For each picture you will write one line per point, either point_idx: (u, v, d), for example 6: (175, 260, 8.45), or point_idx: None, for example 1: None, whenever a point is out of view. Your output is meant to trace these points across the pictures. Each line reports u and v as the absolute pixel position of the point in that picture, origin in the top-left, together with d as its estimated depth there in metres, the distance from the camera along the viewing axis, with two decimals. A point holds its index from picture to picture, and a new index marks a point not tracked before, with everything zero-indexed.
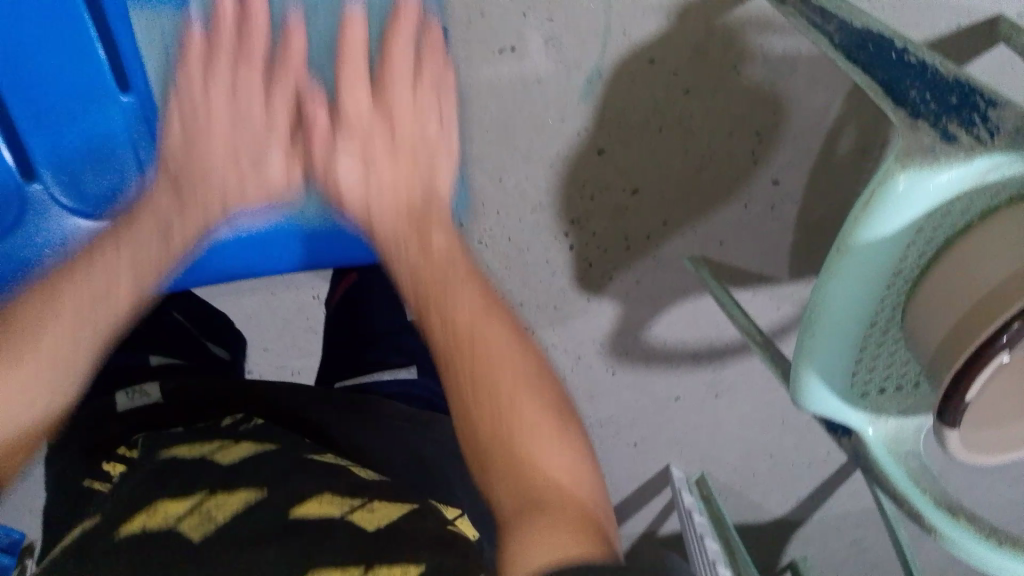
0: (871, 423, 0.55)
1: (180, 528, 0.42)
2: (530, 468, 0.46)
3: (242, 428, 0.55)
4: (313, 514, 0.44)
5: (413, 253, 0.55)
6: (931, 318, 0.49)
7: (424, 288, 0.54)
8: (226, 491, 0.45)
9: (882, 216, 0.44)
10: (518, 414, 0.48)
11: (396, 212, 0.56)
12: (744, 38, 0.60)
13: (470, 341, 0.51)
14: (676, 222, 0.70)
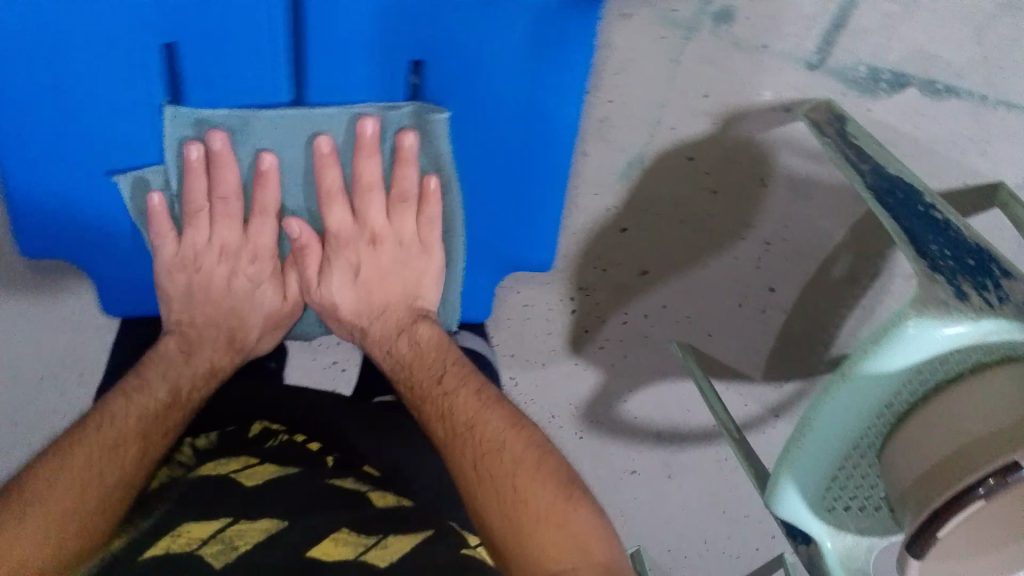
0: (830, 537, 0.58)
1: (201, 552, 0.46)
2: (515, 490, 0.53)
3: (273, 447, 0.60)
4: (329, 556, 0.48)
5: (404, 350, 0.65)
6: (908, 452, 0.52)
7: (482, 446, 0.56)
8: (248, 520, 0.50)
9: (887, 354, 0.48)
10: (479, 434, 0.57)
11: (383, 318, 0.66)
12: (776, 156, 0.64)
13: (492, 469, 0.55)
14: (674, 308, 0.74)
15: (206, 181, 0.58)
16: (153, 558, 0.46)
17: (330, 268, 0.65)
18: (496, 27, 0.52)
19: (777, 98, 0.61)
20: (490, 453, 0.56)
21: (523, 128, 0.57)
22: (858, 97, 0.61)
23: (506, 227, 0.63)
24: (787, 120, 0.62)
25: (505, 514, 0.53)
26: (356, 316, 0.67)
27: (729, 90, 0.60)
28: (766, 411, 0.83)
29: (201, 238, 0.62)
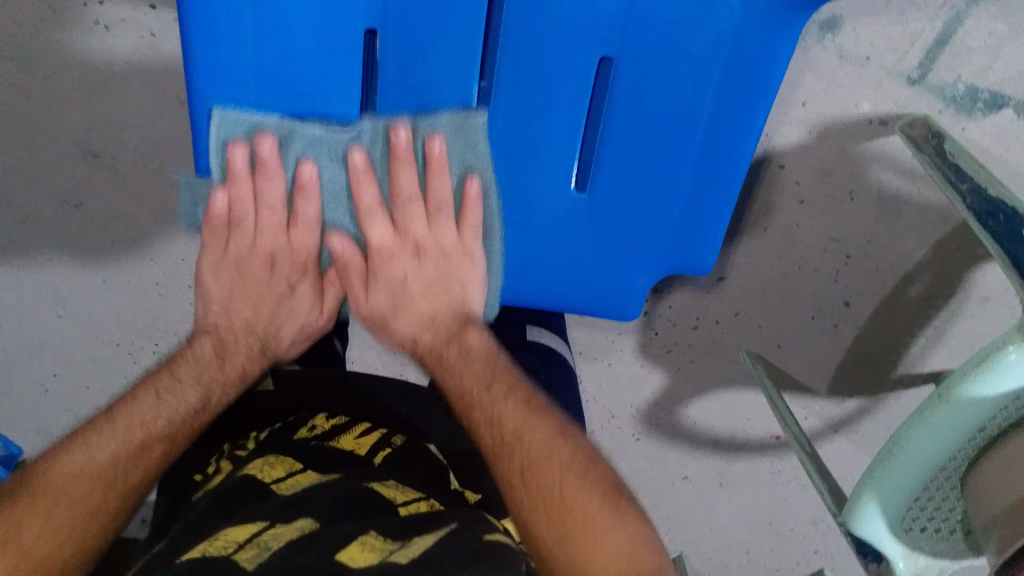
0: (903, 557, 0.58)
1: (236, 559, 0.43)
2: (575, 547, 0.48)
3: (319, 442, 0.58)
4: (356, 563, 0.44)
5: (462, 368, 0.60)
6: (994, 479, 0.52)
7: (533, 470, 0.52)
8: (285, 523, 0.47)
9: (991, 380, 0.48)
10: (542, 482, 0.52)
11: (433, 325, 0.64)
12: (868, 170, 0.63)
13: (524, 464, 0.53)
14: (747, 317, 0.73)
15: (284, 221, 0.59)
16: (189, 559, 0.44)
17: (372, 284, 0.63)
18: (704, 28, 0.50)
19: (875, 110, 0.60)
20: (505, 452, 0.54)
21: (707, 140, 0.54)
22: (954, 116, 0.61)
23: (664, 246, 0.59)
24: (881, 133, 0.61)
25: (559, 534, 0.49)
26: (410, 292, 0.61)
27: (827, 101, 0.60)
28: (825, 426, 0.83)
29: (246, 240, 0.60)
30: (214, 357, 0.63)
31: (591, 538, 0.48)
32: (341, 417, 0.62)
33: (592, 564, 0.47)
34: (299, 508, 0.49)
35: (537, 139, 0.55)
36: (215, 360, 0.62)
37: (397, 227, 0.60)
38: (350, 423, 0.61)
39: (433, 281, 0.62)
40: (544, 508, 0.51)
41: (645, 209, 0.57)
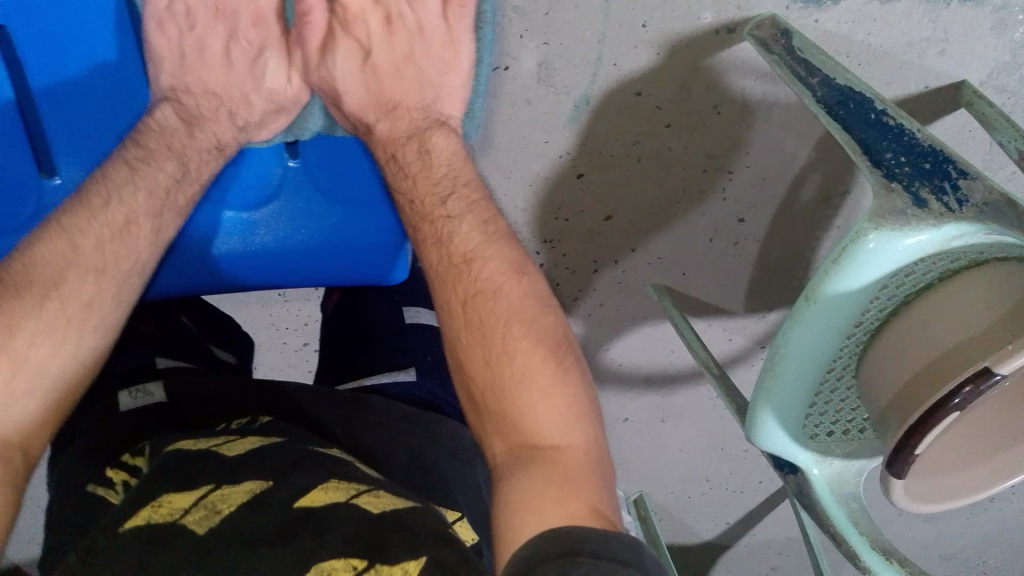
0: (818, 465, 0.57)
1: (184, 522, 0.42)
2: (515, 393, 0.47)
3: (248, 423, 0.55)
4: (318, 502, 0.44)
5: (411, 151, 0.57)
6: (884, 370, 0.51)
7: (477, 283, 0.51)
8: (232, 485, 0.46)
9: (854, 271, 0.46)
10: (510, 354, 0.48)
11: (402, 85, 0.59)
12: (727, 79, 0.61)
13: (504, 327, 0.49)
14: (645, 251, 0.72)
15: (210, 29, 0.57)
16: (135, 527, 0.42)
17: None
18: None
19: (719, 19, 0.58)
20: (488, 315, 0.50)
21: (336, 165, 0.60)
22: (802, 9, 0.59)
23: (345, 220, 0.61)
24: (732, 40, 0.59)
25: (489, 379, 0.48)
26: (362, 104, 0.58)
27: (669, 17, 0.57)
28: (751, 343, 0.82)
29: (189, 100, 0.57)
30: (182, 122, 0.55)
31: (541, 407, 0.46)
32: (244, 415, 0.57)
33: (533, 430, 0.46)
34: (246, 470, 0.48)
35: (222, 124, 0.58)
36: (184, 125, 0.55)
37: None
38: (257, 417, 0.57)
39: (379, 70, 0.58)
40: (492, 403, 0.48)
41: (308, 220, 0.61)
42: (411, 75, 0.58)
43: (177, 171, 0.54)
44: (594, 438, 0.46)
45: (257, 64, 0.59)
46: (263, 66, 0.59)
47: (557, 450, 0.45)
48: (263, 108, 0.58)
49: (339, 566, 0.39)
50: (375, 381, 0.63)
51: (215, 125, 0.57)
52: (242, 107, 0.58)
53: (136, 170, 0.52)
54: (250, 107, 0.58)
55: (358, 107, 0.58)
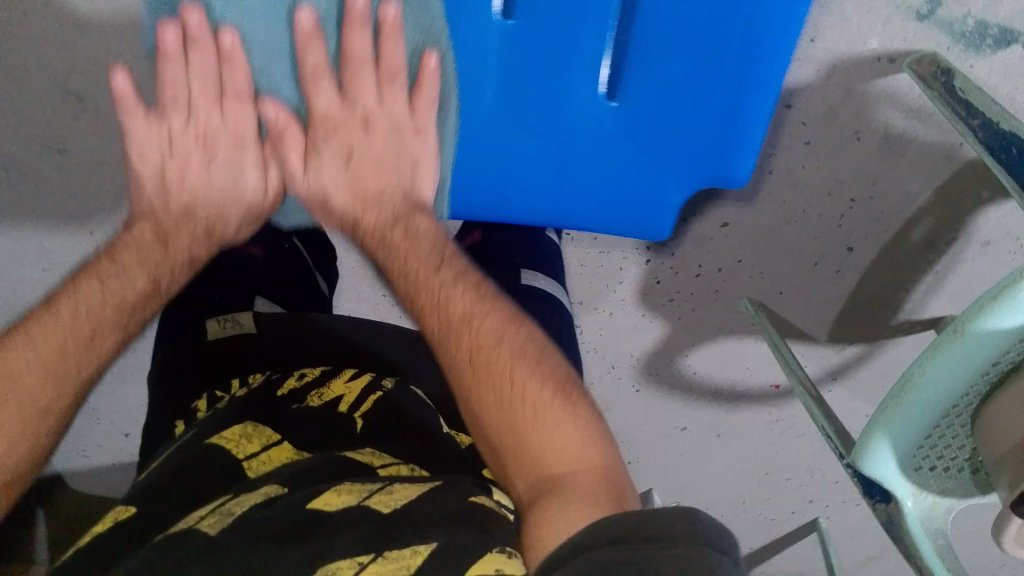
0: (912, 497, 0.58)
1: (198, 527, 0.45)
2: (530, 436, 0.50)
3: (296, 404, 0.57)
4: (331, 506, 0.46)
5: (395, 237, 0.63)
6: (1008, 412, 0.52)
7: (476, 358, 0.54)
8: (249, 490, 0.48)
9: (1010, 312, 0.47)
10: (523, 401, 0.51)
11: (377, 207, 0.65)
12: (875, 110, 0.62)
13: (501, 368, 0.54)
14: (749, 265, 0.72)
15: (213, 107, 0.62)
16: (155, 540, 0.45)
17: (304, 151, 0.64)
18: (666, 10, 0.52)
19: (883, 47, 0.59)
20: (487, 361, 0.54)
21: (609, 151, 0.59)
22: (962, 52, 0.59)
23: (701, 140, 0.57)
24: (890, 70, 0.60)
25: (502, 418, 0.51)
26: (349, 213, 0.65)
27: (837, 36, 0.58)
28: (824, 374, 0.83)
29: (177, 125, 0.63)
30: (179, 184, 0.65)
31: (547, 430, 0.49)
32: (321, 368, 0.62)
33: (547, 460, 0.49)
34: (265, 478, 0.50)
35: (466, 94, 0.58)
36: (179, 185, 0.65)
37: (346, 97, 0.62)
38: (336, 371, 0.62)
39: (360, 167, 0.65)
40: (503, 434, 0.51)
41: (595, 188, 0.61)
42: (390, 164, 0.64)
43: (149, 287, 0.62)
44: (609, 456, 0.49)
45: (237, 153, 0.64)
46: (244, 172, 0.65)
47: (571, 474, 0.47)
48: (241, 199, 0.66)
49: (344, 566, 0.42)
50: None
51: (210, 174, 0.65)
52: (204, 173, 0.65)
53: (104, 283, 0.60)
54: (249, 198, 0.67)
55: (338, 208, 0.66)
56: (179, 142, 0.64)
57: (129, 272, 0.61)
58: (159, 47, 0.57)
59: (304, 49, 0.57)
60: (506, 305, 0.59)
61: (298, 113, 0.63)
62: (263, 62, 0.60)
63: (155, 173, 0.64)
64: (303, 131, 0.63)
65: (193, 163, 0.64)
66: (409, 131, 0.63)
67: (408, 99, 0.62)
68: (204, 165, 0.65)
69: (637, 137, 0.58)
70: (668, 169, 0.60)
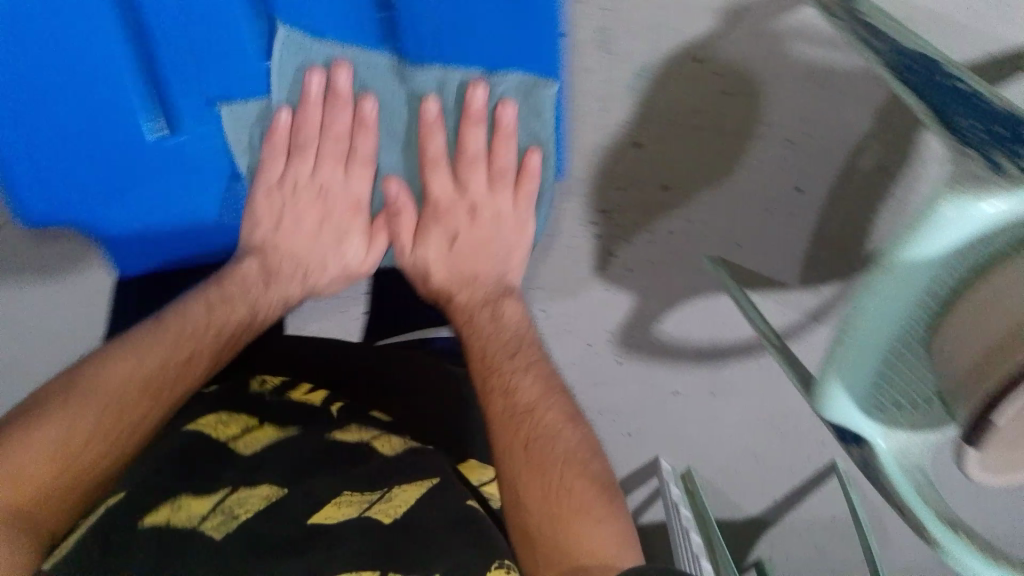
0: (884, 436, 0.55)
1: (203, 529, 0.54)
2: (564, 537, 0.58)
3: (281, 398, 0.69)
4: (331, 520, 0.57)
5: (486, 322, 0.70)
6: (956, 340, 0.50)
7: (542, 452, 0.62)
8: (248, 489, 0.58)
9: (930, 239, 0.46)
10: (567, 488, 0.60)
11: (469, 288, 0.71)
12: (790, 47, 0.60)
13: (546, 464, 0.62)
14: (700, 222, 0.71)
15: (339, 173, 0.68)
16: (152, 528, 0.52)
17: (428, 236, 0.70)
18: None
19: None
20: (542, 450, 0.63)
21: (480, 32, 0.58)
22: None
23: (527, 17, 0.57)
24: (794, 6, 0.58)
25: (546, 510, 0.60)
26: (440, 287, 0.72)
27: None
28: (806, 317, 0.80)
29: (305, 170, 0.68)
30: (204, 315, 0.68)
31: (584, 528, 0.58)
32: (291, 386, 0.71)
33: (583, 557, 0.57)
34: (254, 475, 0.60)
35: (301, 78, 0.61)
36: (264, 285, 0.71)
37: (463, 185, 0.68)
38: (297, 385, 0.72)
39: (465, 259, 0.71)
40: (537, 520, 0.59)
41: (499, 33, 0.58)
42: (498, 248, 0.71)
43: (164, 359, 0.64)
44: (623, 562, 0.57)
45: (341, 232, 0.72)
46: (347, 242, 0.72)
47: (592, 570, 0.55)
48: (339, 273, 0.74)
49: None
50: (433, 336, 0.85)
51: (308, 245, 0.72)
52: (329, 257, 0.73)
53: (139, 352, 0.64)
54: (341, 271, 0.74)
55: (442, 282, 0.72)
56: (277, 191, 0.68)
57: (166, 333, 0.66)
58: (269, 125, 0.64)
59: (361, 100, 0.63)
60: (566, 401, 0.67)
61: (414, 189, 0.69)
62: (379, 147, 0.67)
63: (290, 279, 0.73)
64: (418, 212, 0.70)
65: (437, 245, 0.71)
66: (512, 221, 0.69)
67: (490, 179, 0.67)
68: (306, 226, 0.71)
69: (492, 40, 0.59)
70: (527, 26, 0.58)
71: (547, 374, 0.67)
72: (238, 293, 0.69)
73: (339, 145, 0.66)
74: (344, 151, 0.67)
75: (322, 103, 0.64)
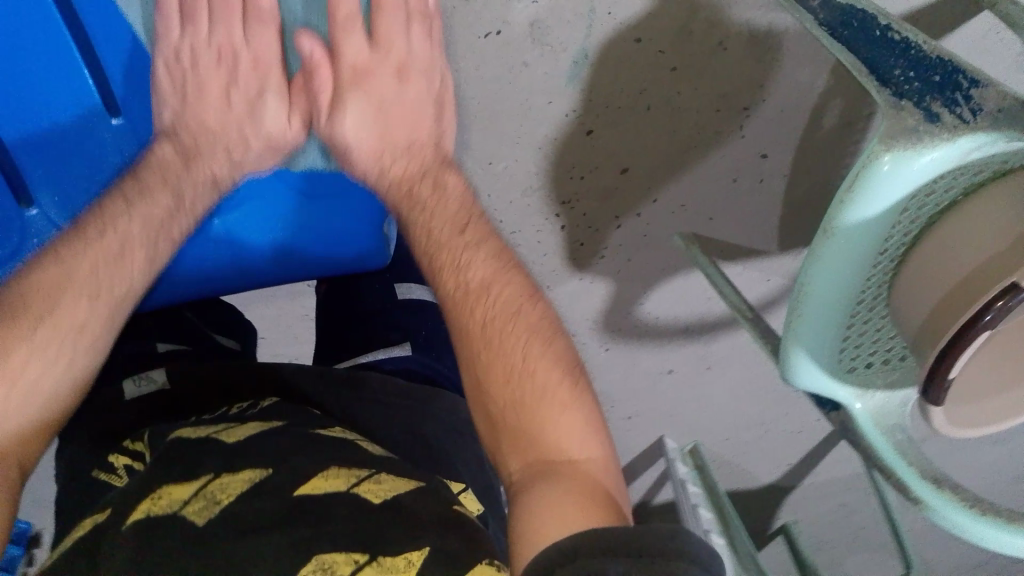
0: (858, 399, 0.56)
1: (184, 514, 0.42)
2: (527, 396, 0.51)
3: (246, 410, 0.56)
4: (316, 490, 0.45)
5: (426, 191, 0.61)
6: (914, 296, 0.50)
7: (496, 313, 0.55)
8: (231, 472, 0.46)
9: (869, 198, 0.45)
10: (530, 376, 0.51)
11: (414, 153, 0.63)
12: (729, 15, 0.59)
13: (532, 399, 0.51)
14: (666, 201, 0.71)
15: (249, 91, 0.63)
16: (136, 522, 0.42)
17: (345, 104, 0.62)
18: None
19: None
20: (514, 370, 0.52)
21: None
22: None
23: None
24: None
25: (508, 395, 0.51)
26: (377, 167, 0.63)
27: None
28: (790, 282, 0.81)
29: (216, 90, 0.62)
30: (179, 168, 0.61)
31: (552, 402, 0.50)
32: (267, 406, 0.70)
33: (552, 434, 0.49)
34: (244, 458, 0.48)
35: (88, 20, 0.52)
36: (183, 165, 0.62)
37: (373, 41, 0.61)
38: None
39: (401, 120, 0.63)
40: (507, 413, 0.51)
41: None
42: (393, 112, 0.63)
43: (172, 203, 0.60)
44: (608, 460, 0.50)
45: (256, 99, 0.63)
46: (263, 103, 0.63)
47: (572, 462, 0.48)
48: (264, 148, 0.64)
49: (342, 563, 0.40)
50: (372, 358, 0.73)
51: (215, 163, 0.63)
52: (244, 140, 0.63)
53: (86, 246, 0.56)
54: (257, 155, 0.63)
55: (370, 149, 0.63)
56: (188, 128, 0.62)
57: (155, 193, 0.59)
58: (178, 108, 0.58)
59: (299, 40, 0.60)
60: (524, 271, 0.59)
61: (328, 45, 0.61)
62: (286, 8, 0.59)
63: (200, 172, 0.62)
64: (332, 67, 0.61)
65: (371, 121, 0.63)
66: (418, 90, 0.62)
67: (427, 36, 0.59)
68: (210, 100, 0.62)
69: None
70: None
71: (500, 246, 0.59)
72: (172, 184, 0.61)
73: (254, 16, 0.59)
74: (274, 70, 0.62)
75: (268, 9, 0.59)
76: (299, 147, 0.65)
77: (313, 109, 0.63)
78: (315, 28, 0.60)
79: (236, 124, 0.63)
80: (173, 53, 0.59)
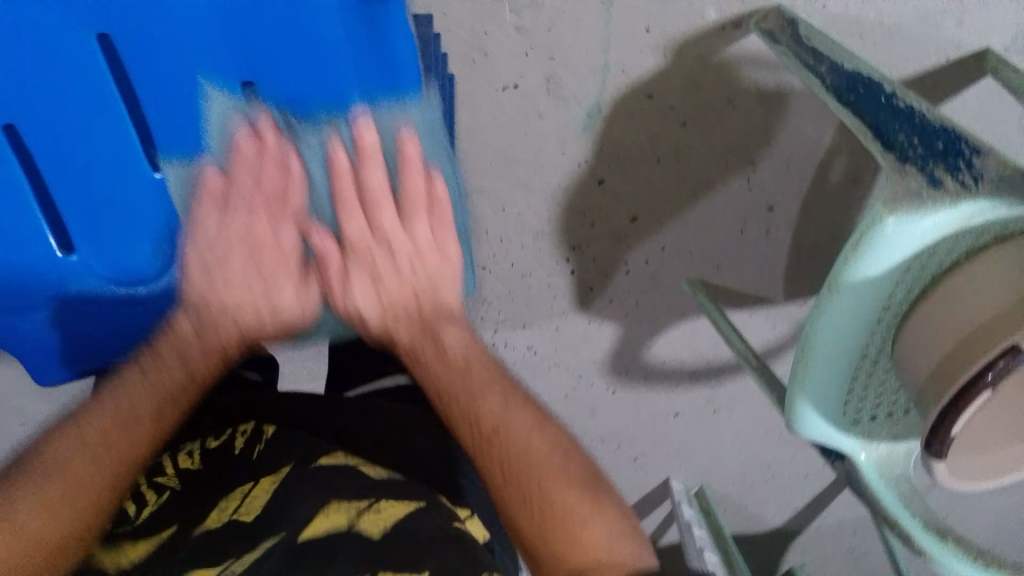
0: (862, 449, 0.57)
1: None
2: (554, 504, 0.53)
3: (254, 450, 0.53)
4: None
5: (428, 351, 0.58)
6: (917, 352, 0.51)
7: (502, 429, 0.56)
8: None
9: (872, 257, 0.46)
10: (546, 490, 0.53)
11: (410, 322, 0.57)
12: (740, 73, 0.61)
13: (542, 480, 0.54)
14: (674, 248, 0.72)
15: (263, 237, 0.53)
16: None
17: (348, 278, 0.55)
18: None
19: (724, 14, 0.58)
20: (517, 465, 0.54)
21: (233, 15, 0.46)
22: None
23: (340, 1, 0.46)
24: (738, 34, 0.59)
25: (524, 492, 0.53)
26: (387, 330, 0.57)
27: (670, 18, 0.57)
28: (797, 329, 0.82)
29: (213, 225, 0.51)
30: (194, 336, 0.55)
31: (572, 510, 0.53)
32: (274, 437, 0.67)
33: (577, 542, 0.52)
34: None
35: (160, 71, 0.48)
36: (195, 336, 0.55)
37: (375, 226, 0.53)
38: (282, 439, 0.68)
39: (393, 296, 0.56)
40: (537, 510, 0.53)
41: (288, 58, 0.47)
42: (406, 271, 0.56)
43: (184, 369, 0.55)
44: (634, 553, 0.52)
45: (277, 274, 0.54)
46: (280, 288, 0.54)
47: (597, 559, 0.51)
48: (272, 323, 0.56)
49: None
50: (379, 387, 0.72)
51: (236, 270, 0.53)
52: (246, 286, 0.54)
53: (145, 373, 0.54)
54: (259, 322, 0.55)
55: (365, 308, 0.56)
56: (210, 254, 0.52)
57: (169, 361, 0.55)
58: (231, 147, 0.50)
59: (304, 153, 0.51)
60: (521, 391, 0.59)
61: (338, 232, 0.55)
62: (310, 183, 0.53)
63: (223, 326, 0.55)
64: (343, 257, 0.54)
65: (373, 277, 0.55)
66: (426, 248, 0.55)
67: (429, 220, 0.54)
68: (233, 275, 0.53)
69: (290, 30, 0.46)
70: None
71: None
72: (173, 342, 0.55)
73: (269, 194, 0.51)
74: (271, 203, 0.52)
75: (276, 164, 0.51)
76: (315, 316, 0.56)
77: (323, 259, 0.54)
78: (315, 219, 0.54)
79: (237, 304, 0.54)
80: (216, 201, 0.51)
